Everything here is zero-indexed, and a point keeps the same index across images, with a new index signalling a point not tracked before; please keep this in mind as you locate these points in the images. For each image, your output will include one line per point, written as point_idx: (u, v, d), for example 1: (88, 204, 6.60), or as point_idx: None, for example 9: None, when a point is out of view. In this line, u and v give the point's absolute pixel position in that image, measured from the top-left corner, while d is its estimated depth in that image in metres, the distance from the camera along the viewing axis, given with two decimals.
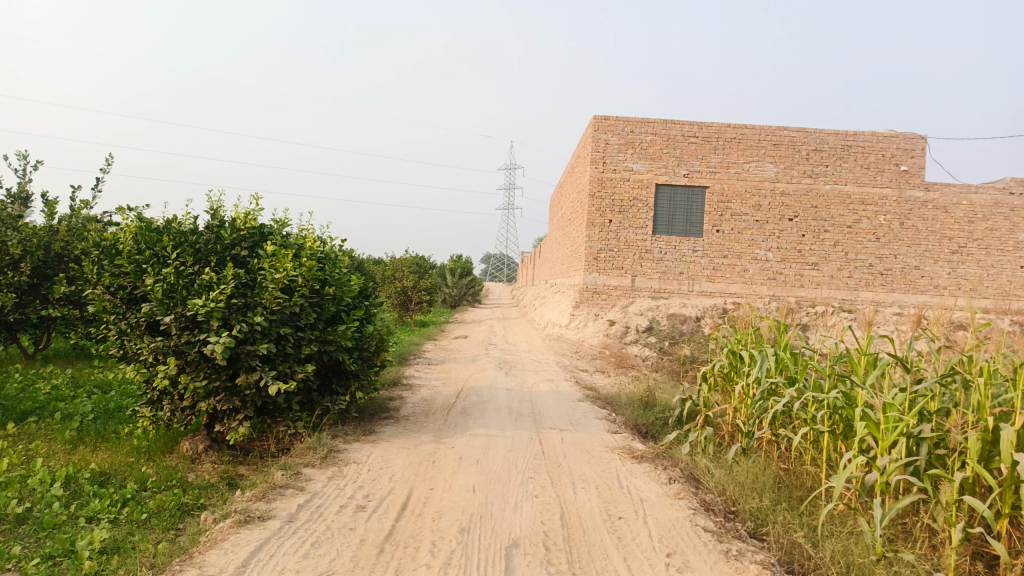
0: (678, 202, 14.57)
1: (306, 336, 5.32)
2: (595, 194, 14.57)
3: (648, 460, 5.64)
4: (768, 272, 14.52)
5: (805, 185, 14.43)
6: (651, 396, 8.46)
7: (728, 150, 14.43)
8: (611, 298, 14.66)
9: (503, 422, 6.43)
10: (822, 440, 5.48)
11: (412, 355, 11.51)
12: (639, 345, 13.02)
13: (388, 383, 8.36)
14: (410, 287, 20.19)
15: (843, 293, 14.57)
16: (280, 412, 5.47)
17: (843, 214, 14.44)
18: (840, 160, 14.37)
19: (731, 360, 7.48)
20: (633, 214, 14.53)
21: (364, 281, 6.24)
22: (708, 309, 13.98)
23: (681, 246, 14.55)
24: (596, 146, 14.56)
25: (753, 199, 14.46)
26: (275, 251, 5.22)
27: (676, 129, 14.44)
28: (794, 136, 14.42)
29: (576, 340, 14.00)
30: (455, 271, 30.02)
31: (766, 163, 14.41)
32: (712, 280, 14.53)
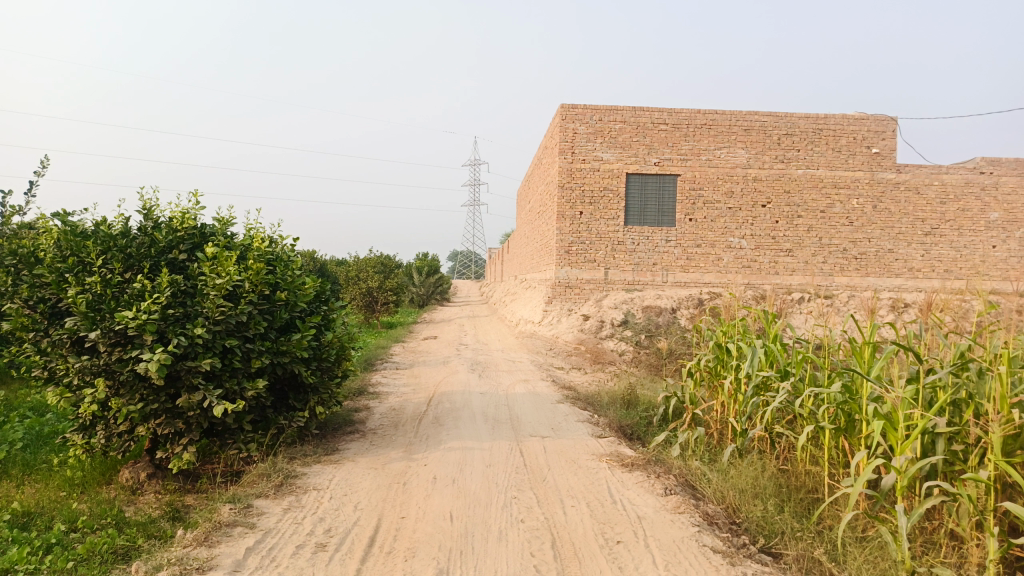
0: (649, 191, 14.20)
1: (255, 348, 4.76)
2: (565, 185, 14.12)
3: (639, 467, 5.19)
4: (743, 260, 14.22)
5: (777, 170, 14.17)
6: (632, 394, 8.01)
7: (699, 136, 14.10)
8: (585, 292, 14.23)
9: (479, 432, 5.92)
10: (824, 439, 5.07)
11: (380, 359, 10.94)
12: (616, 339, 12.58)
13: (354, 392, 7.80)
14: (376, 288, 19.55)
15: (819, 279, 14.33)
16: (230, 434, 4.89)
17: (816, 199, 14.22)
18: (811, 144, 14.15)
19: (718, 353, 7.06)
20: (604, 205, 14.13)
21: (321, 284, 5.69)
22: (683, 300, 13.61)
23: (654, 236, 14.17)
24: (564, 135, 14.12)
25: (725, 186, 14.15)
26: (216, 253, 4.66)
27: (646, 116, 14.07)
28: (765, 120, 14.15)
29: (550, 337, 13.54)
30: (423, 270, 29.43)
31: (738, 149, 14.11)
32: (687, 270, 14.18)
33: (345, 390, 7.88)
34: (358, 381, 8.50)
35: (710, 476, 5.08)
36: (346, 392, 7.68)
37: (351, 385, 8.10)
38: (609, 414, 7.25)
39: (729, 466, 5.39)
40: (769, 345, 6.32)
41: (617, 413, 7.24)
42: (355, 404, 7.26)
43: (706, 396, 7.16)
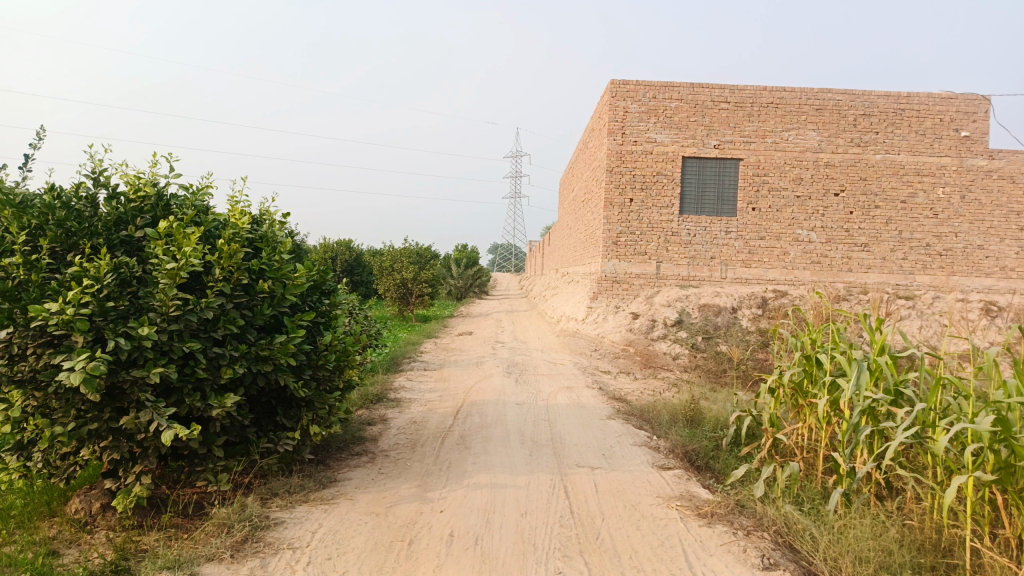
0: (707, 177, 12.85)
1: (225, 353, 3.69)
2: (614, 169, 12.86)
3: (721, 518, 3.98)
4: (812, 255, 12.77)
5: (852, 155, 12.69)
6: (697, 410, 6.80)
7: (764, 117, 12.71)
8: (634, 288, 12.96)
9: (513, 460, 4.77)
10: (968, 492, 3.81)
11: (406, 358, 9.89)
12: (669, 341, 11.37)
13: (363, 400, 6.68)
14: (410, 279, 18.52)
15: (897, 277, 12.81)
16: (197, 459, 3.83)
17: (897, 187, 12.73)
18: (891, 126, 12.67)
19: (806, 366, 5.80)
20: (657, 191, 12.83)
21: (322, 274, 4.57)
22: (744, 298, 12.25)
23: (712, 227, 12.82)
24: (614, 115, 12.86)
25: (793, 171, 12.72)
26: (173, 228, 3.60)
27: (705, 94, 12.74)
28: (839, 99, 12.68)
29: (595, 337, 12.33)
30: (461, 262, 28.43)
31: (808, 131, 12.69)
32: (748, 265, 12.81)
33: (355, 395, 6.76)
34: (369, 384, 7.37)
35: (817, 536, 3.86)
36: (356, 401, 6.55)
37: (364, 391, 7.00)
38: (670, 435, 6.06)
39: (838, 519, 4.15)
40: (876, 360, 5.05)
41: (680, 433, 6.05)
42: (368, 416, 6.17)
43: (791, 417, 5.91)
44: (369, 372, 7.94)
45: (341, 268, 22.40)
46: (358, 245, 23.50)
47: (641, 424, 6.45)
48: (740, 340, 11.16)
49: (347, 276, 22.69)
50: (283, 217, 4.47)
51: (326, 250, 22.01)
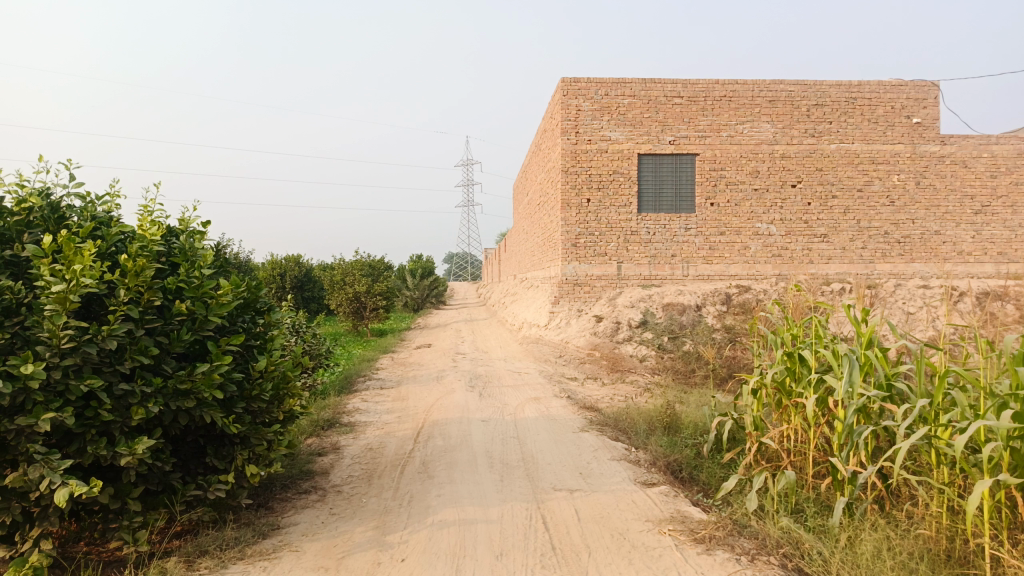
0: (664, 173, 12.56)
1: (135, 390, 3.10)
2: (569, 169, 12.48)
3: (721, 542, 3.54)
4: (772, 248, 12.58)
5: (807, 145, 12.57)
6: (674, 416, 6.41)
7: (718, 110, 12.50)
8: (595, 290, 12.57)
9: (482, 489, 4.27)
10: (987, 496, 3.44)
11: (360, 377, 9.30)
12: (635, 343, 11.02)
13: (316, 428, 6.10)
14: (363, 292, 17.86)
15: (858, 267, 12.69)
16: (111, 515, 3.22)
17: (853, 176, 12.63)
18: (844, 115, 12.59)
19: (788, 364, 5.45)
20: (614, 190, 12.48)
21: (253, 290, 4.00)
22: (708, 295, 11.97)
23: (671, 224, 12.52)
24: (566, 113, 12.48)
25: (750, 164, 12.52)
26: (64, 243, 3.01)
27: (658, 89, 12.46)
28: (791, 90, 12.54)
29: (558, 343, 11.89)
30: (415, 272, 27.82)
31: (762, 123, 12.51)
32: (710, 262, 12.55)
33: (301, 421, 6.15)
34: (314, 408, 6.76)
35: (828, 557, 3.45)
36: (302, 428, 5.94)
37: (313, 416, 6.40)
38: (649, 446, 5.65)
39: (845, 534, 3.76)
40: (864, 353, 4.72)
41: (660, 443, 5.64)
42: (318, 446, 5.58)
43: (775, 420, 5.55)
44: (316, 396, 7.30)
45: (291, 284, 21.60)
46: (308, 260, 22.71)
47: (616, 435, 6.02)
48: (707, 338, 10.87)
49: (297, 292, 21.88)
50: (203, 227, 3.89)
51: (275, 266, 21.19)
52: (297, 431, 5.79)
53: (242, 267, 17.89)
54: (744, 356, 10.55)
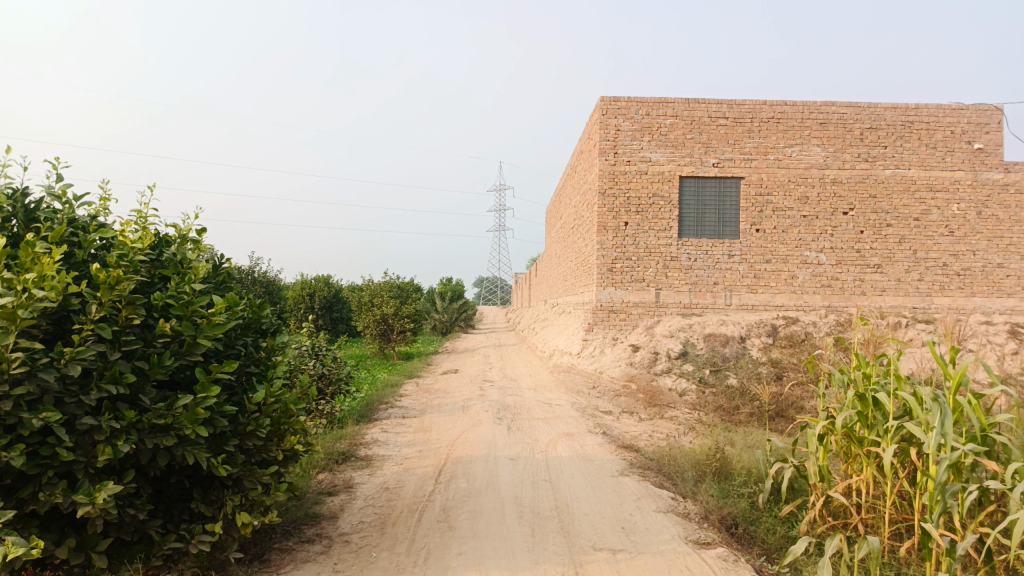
0: (707, 196, 11.95)
1: (102, 425, 2.61)
2: (606, 190, 11.94)
3: None
4: (822, 278, 11.85)
5: (860, 170, 11.90)
6: (726, 460, 5.79)
7: (765, 132, 11.90)
8: (632, 318, 11.94)
9: (510, 546, 3.71)
10: None
11: (382, 405, 8.78)
12: (673, 376, 10.36)
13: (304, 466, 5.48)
14: (391, 315, 17.45)
15: (914, 300, 11.89)
16: (73, 571, 2.74)
17: (909, 204, 11.89)
18: (900, 140, 11.90)
19: (859, 407, 4.82)
20: (653, 214, 11.90)
21: (256, 310, 3.51)
22: (753, 326, 11.28)
23: (714, 251, 11.88)
24: (605, 133, 11.98)
25: (799, 189, 11.87)
26: (24, 249, 2.55)
27: (701, 109, 11.92)
28: (844, 112, 11.91)
29: (592, 373, 11.27)
30: (445, 295, 27.46)
31: (812, 146, 11.88)
32: (754, 291, 11.85)
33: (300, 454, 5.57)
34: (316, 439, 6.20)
35: None
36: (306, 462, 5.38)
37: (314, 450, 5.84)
38: (699, 495, 5.04)
39: None
40: (954, 399, 4.07)
41: (711, 492, 5.04)
42: (327, 484, 5.03)
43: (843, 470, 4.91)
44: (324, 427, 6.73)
45: (320, 305, 21.30)
46: (336, 282, 22.43)
47: (659, 480, 5.39)
48: (751, 373, 10.17)
49: (326, 313, 21.55)
50: (199, 236, 3.41)
51: (304, 286, 20.94)
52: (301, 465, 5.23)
53: (269, 286, 17.59)
54: (792, 393, 9.83)
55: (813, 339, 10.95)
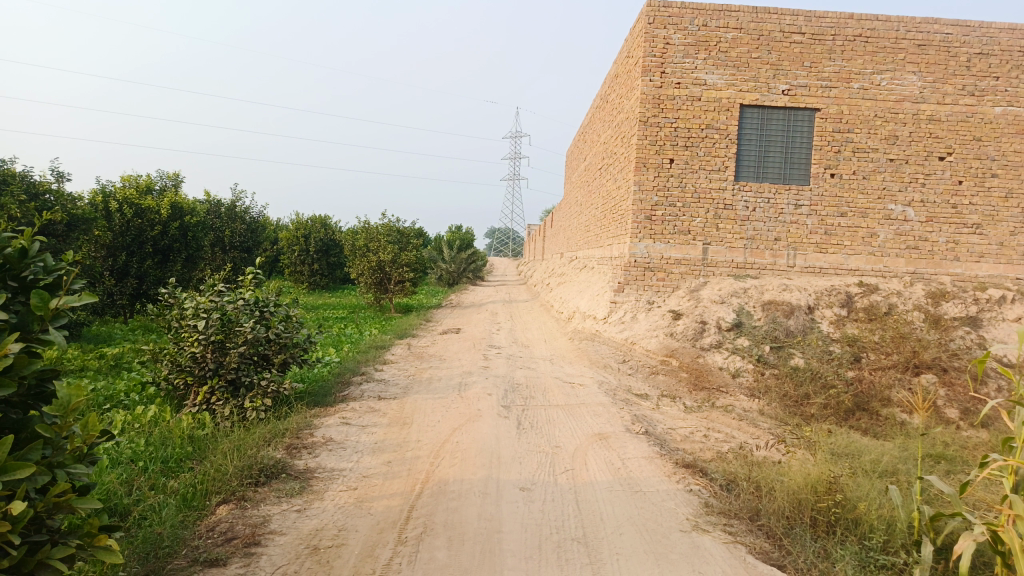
0: (772, 131, 9.75)
1: None
2: (649, 119, 9.74)
3: None
4: (907, 238, 9.68)
5: (964, 105, 9.59)
6: (850, 503, 3.79)
7: (850, 53, 9.59)
8: (671, 278, 9.86)
9: None
10: None
11: (357, 378, 6.82)
12: (725, 352, 8.33)
13: (139, 498, 3.55)
14: (388, 261, 15.45)
15: (1019, 270, 9.69)
16: None
17: (1021, 150, 9.60)
18: (1017, 70, 9.57)
19: None
20: (705, 150, 9.72)
21: None
22: (822, 294, 9.20)
23: (778, 199, 9.71)
24: (651, 47, 9.71)
25: (886, 127, 9.63)
26: None
27: (772, 21, 9.58)
28: (949, 32, 9.54)
29: (621, 343, 9.24)
30: (454, 245, 25.40)
31: (907, 74, 9.58)
32: (824, 251, 9.71)
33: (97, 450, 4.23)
34: (171, 435, 4.64)
35: None
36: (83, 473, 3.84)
37: (159, 451, 4.28)
38: None
39: None
40: None
41: None
42: (216, 539, 3.04)
43: None
44: (229, 427, 5.09)
45: (316, 248, 19.35)
46: (334, 224, 20.40)
47: (761, 543, 3.38)
48: (822, 353, 8.13)
49: (321, 258, 19.59)
50: None
51: (297, 226, 19.04)
52: (113, 497, 3.49)
53: (254, 224, 15.59)
54: (876, 380, 7.78)
55: (899, 313, 8.83)
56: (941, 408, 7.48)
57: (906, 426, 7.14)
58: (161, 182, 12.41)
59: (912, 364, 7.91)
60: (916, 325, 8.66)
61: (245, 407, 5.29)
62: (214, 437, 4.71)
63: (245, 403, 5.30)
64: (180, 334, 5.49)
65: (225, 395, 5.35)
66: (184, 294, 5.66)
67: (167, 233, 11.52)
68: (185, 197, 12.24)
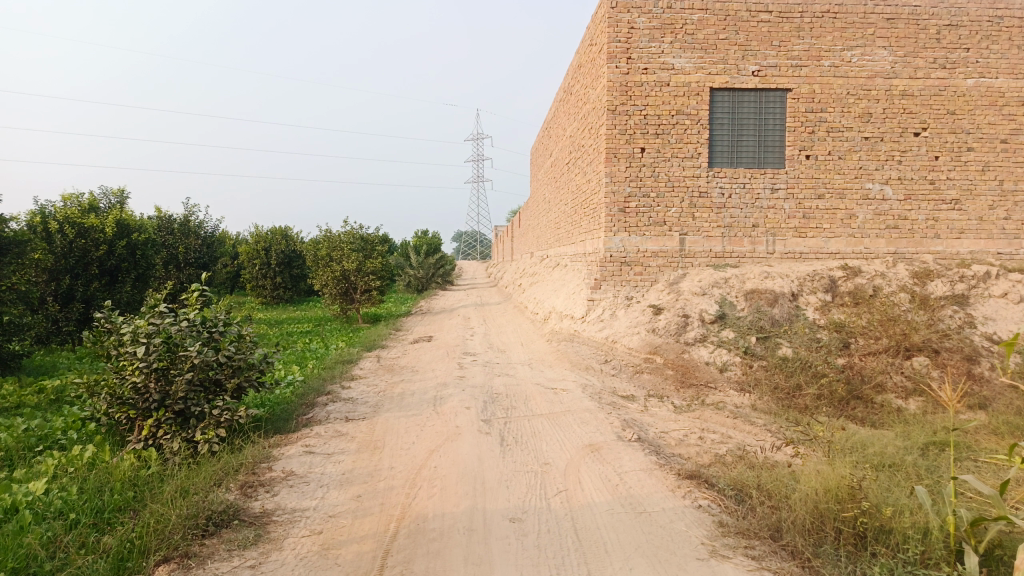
0: (744, 114, 9.43)
1: None
2: (617, 108, 9.36)
3: None
4: (886, 217, 9.42)
5: (936, 79, 9.37)
6: (879, 510, 3.40)
7: (819, 31, 9.31)
8: (649, 271, 9.48)
9: None
10: None
11: (322, 398, 6.28)
12: (711, 345, 7.96)
13: (62, 563, 3.00)
14: (353, 270, 14.87)
15: (1000, 244, 9.50)
16: None
17: (995, 122, 9.42)
18: (987, 41, 9.39)
19: None
20: (677, 137, 9.37)
21: None
22: (806, 279, 8.89)
23: (754, 184, 9.39)
24: (615, 33, 9.33)
25: (860, 105, 9.37)
26: None
27: (738, 1, 9.27)
28: (917, 5, 9.32)
29: (601, 342, 8.82)
30: (421, 250, 24.83)
31: (877, 49, 9.34)
32: (803, 235, 9.41)
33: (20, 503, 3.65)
34: (110, 477, 4.08)
35: None
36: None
37: (93, 500, 3.72)
38: None
39: None
40: None
41: None
42: None
43: None
44: (179, 464, 4.53)
45: (278, 261, 18.64)
46: (295, 235, 19.72)
47: (789, 565, 2.95)
48: (811, 341, 7.81)
49: (283, 270, 18.88)
50: None
51: (258, 239, 18.51)
52: (31, 564, 2.95)
53: (210, 239, 14.87)
54: (868, 365, 7.47)
55: (884, 295, 8.55)
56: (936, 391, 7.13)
57: (903, 412, 6.83)
58: (105, 200, 11.65)
59: (903, 347, 7.61)
60: (902, 306, 8.39)
61: (196, 440, 4.73)
62: (159, 477, 4.15)
63: (196, 435, 4.74)
64: (119, 363, 4.92)
65: (173, 428, 4.78)
66: (121, 319, 5.09)
67: (113, 252, 10.80)
68: (131, 213, 11.50)
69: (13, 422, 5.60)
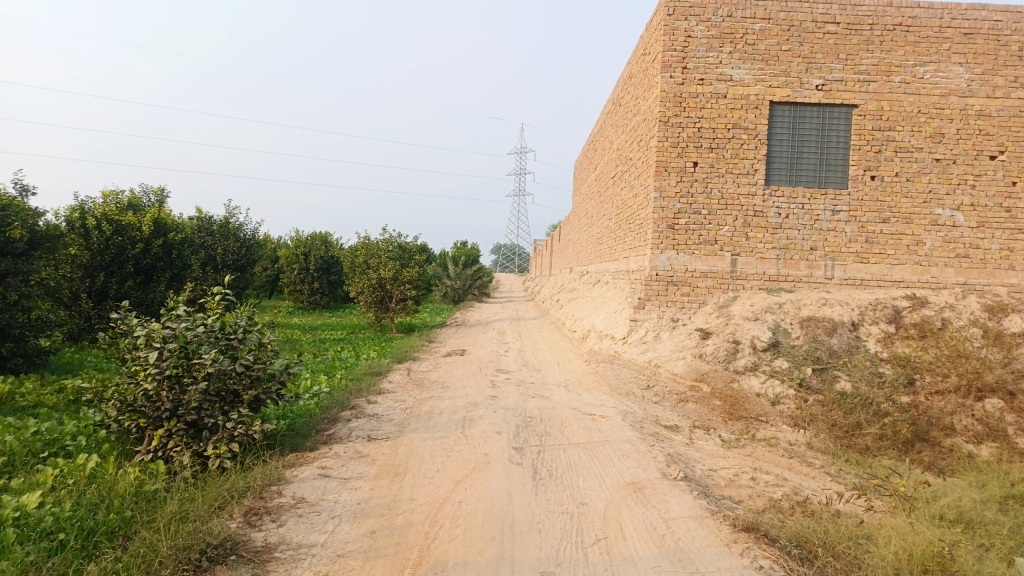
0: (806, 130, 8.90)
1: None
2: (670, 119, 8.91)
3: None
4: (956, 245, 8.76)
5: (1016, 100, 8.71)
6: None
7: (889, 44, 8.74)
8: (697, 293, 8.97)
9: None
10: None
11: (346, 413, 5.93)
12: (763, 375, 7.41)
13: None
14: (389, 279, 14.61)
15: None
16: None
17: None
18: None
19: None
20: (732, 152, 8.87)
21: None
22: (867, 308, 8.28)
23: (813, 204, 8.83)
24: (670, 41, 8.90)
25: (931, 124, 8.75)
26: None
27: (804, 10, 8.75)
28: (998, 19, 8.69)
29: (643, 366, 8.33)
30: (460, 261, 24.56)
31: (952, 65, 8.71)
32: (865, 261, 8.81)
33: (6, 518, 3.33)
34: (109, 493, 3.76)
35: None
36: None
37: (86, 519, 3.39)
38: None
39: None
40: None
41: None
42: None
43: None
44: (186, 480, 4.20)
45: (316, 266, 18.53)
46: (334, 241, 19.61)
47: None
48: (873, 375, 7.21)
49: (321, 276, 18.75)
50: None
51: (298, 244, 18.51)
52: None
53: (249, 242, 14.76)
54: (936, 405, 6.85)
55: (954, 329, 7.90)
56: (1014, 438, 6.46)
57: (976, 459, 6.20)
58: (144, 198, 11.56)
59: (976, 388, 6.96)
60: (974, 342, 7.73)
61: (207, 454, 4.40)
62: (161, 495, 3.82)
63: (206, 449, 4.42)
64: (131, 367, 4.62)
65: (183, 440, 4.45)
66: (137, 321, 4.80)
67: (149, 251, 10.67)
68: (169, 212, 11.37)
69: (25, 422, 5.35)
